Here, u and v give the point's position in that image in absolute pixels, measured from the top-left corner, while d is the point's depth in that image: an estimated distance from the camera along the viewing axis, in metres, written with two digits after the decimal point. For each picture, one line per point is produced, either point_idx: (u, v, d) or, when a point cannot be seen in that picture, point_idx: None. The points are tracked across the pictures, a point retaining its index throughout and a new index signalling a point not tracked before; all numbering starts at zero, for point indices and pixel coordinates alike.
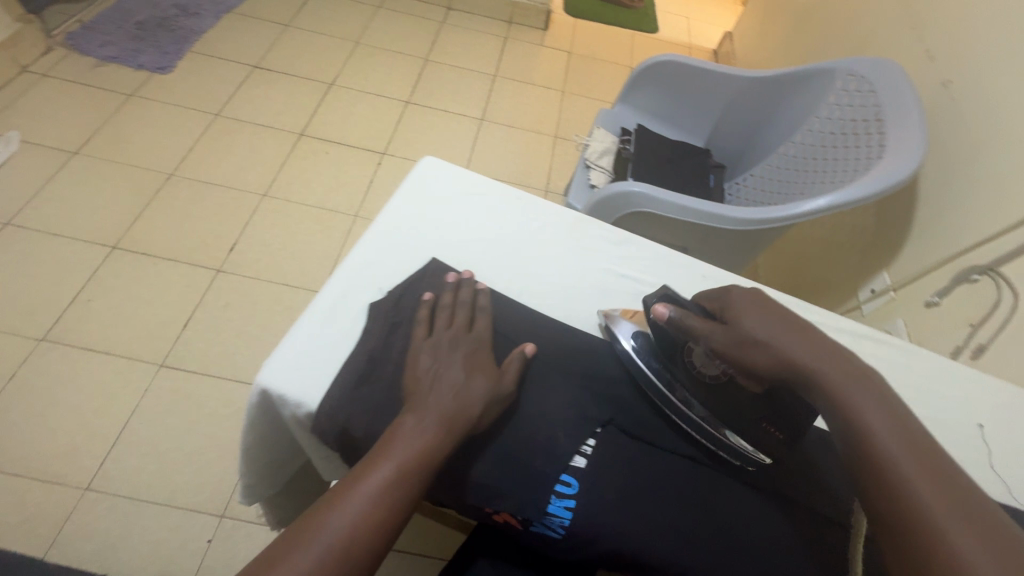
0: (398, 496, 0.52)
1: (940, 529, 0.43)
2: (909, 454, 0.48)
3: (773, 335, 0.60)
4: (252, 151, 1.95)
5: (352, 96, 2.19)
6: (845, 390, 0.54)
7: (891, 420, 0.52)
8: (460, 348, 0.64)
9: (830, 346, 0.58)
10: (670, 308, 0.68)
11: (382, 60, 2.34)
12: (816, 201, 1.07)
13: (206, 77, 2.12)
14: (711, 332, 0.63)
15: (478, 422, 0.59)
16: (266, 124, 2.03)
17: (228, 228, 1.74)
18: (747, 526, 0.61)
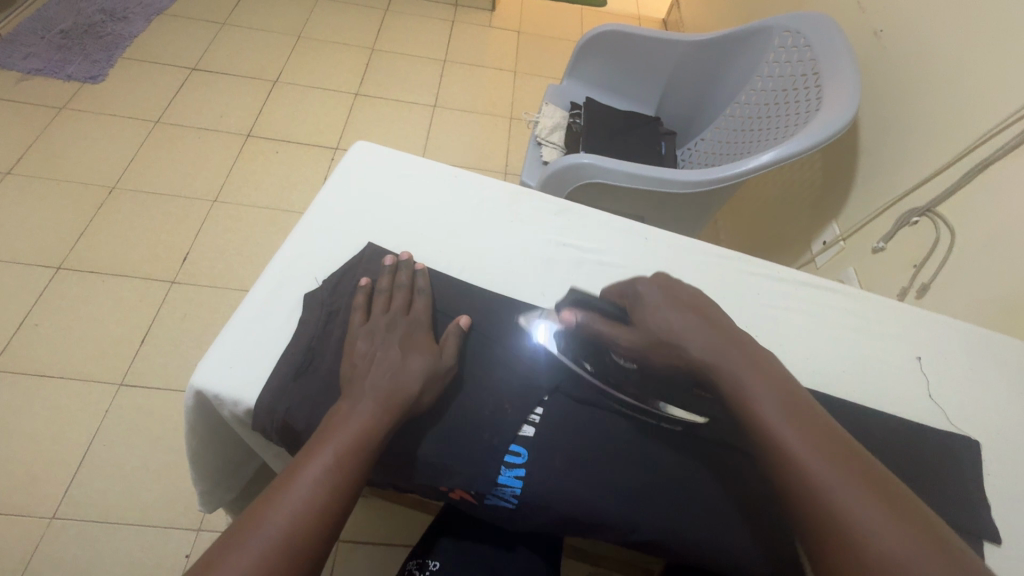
0: (339, 485, 0.51)
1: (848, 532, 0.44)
2: (817, 451, 0.48)
3: (678, 330, 0.58)
4: (198, 156, 1.88)
5: (299, 92, 2.12)
6: (747, 385, 0.53)
7: (790, 415, 0.51)
8: (396, 329, 0.63)
9: (732, 338, 0.57)
10: (579, 312, 0.64)
11: (327, 52, 2.28)
12: (761, 157, 1.07)
13: (143, 84, 2.03)
14: (622, 336, 0.60)
15: (418, 400, 0.58)
16: (210, 127, 1.96)
17: (180, 237, 1.68)
18: (697, 483, 0.62)
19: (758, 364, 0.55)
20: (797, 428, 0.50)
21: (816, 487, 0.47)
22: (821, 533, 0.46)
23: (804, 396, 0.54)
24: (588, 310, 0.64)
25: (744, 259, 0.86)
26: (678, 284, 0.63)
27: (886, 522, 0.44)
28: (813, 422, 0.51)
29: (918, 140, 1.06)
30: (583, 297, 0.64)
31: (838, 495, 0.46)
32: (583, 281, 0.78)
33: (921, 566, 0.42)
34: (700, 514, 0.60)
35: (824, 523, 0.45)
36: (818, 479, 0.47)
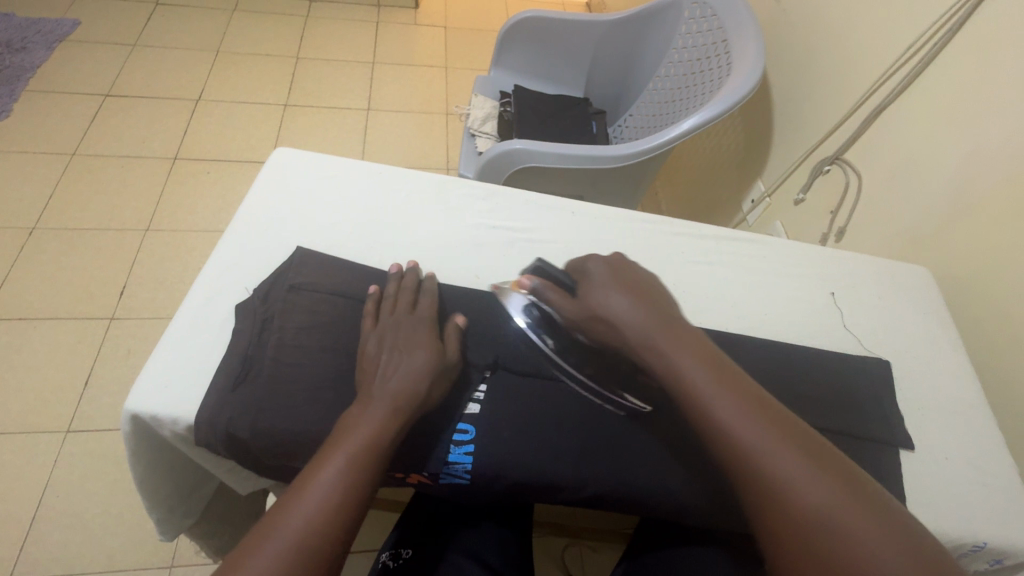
0: (360, 482, 0.50)
1: (777, 478, 0.47)
2: (751, 419, 0.50)
3: (615, 312, 0.59)
4: (124, 185, 1.79)
5: (223, 109, 2.06)
6: (678, 357, 0.54)
7: (723, 379, 0.53)
8: (402, 331, 0.63)
9: (661, 313, 0.58)
10: (535, 279, 0.66)
11: (248, 66, 2.21)
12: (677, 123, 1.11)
13: (55, 115, 1.92)
14: (568, 310, 0.62)
15: (428, 398, 0.59)
16: (134, 154, 1.88)
17: (114, 271, 1.61)
18: (631, 434, 0.66)
19: (692, 339, 0.56)
20: (731, 399, 0.52)
21: (750, 453, 0.49)
22: (756, 493, 0.48)
23: (728, 359, 0.55)
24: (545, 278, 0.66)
25: (664, 221, 0.90)
26: (621, 265, 0.63)
27: (812, 479, 0.47)
28: (744, 384, 0.53)
29: (819, 96, 1.13)
30: (542, 265, 0.66)
31: (771, 457, 0.48)
32: (514, 260, 0.81)
33: (844, 508, 0.46)
34: (647, 480, 0.63)
35: (759, 489, 0.48)
36: (753, 447, 0.49)
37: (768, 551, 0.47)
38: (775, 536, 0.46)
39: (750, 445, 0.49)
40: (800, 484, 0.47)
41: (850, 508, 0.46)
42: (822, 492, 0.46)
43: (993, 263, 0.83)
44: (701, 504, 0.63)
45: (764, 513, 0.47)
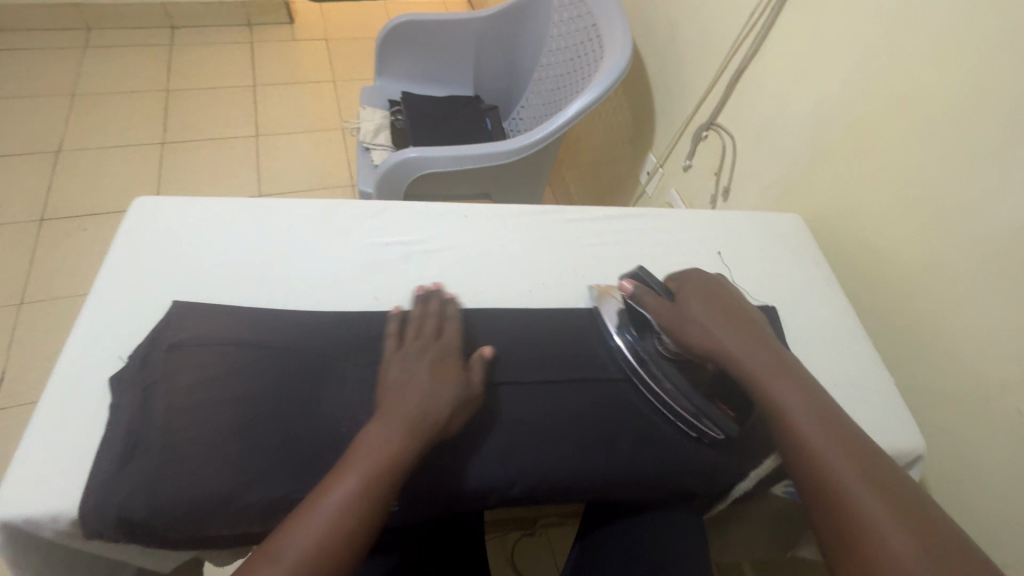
0: (404, 455, 0.51)
1: (849, 502, 0.50)
2: (833, 445, 0.53)
3: (712, 333, 0.62)
4: (272, 110, 2.08)
5: (317, 64, 2.28)
6: (771, 382, 0.58)
7: (810, 407, 0.56)
8: (427, 357, 0.59)
9: (761, 341, 0.62)
10: (632, 283, 0.68)
11: (350, 30, 2.44)
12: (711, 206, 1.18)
13: (217, 48, 2.23)
14: (662, 317, 0.64)
15: (444, 430, 0.55)
16: (253, 86, 2.14)
17: (242, 184, 1.86)
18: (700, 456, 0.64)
19: (817, 405, 0.57)
20: (813, 412, 0.56)
21: (826, 470, 0.52)
22: (832, 513, 0.51)
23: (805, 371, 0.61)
24: (647, 287, 0.68)
25: None
26: (718, 288, 0.67)
27: (882, 505, 0.49)
28: (822, 401, 0.57)
29: None
30: (642, 272, 0.69)
31: (840, 467, 0.52)
32: None
33: (913, 531, 0.48)
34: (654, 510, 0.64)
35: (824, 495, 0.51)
36: (829, 461, 0.53)
37: (832, 542, 0.50)
38: (841, 541, 0.49)
39: (829, 469, 0.52)
40: (859, 497, 0.50)
41: (924, 542, 0.47)
42: (898, 523, 0.48)
43: (942, 452, 0.78)
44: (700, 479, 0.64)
45: (829, 510, 0.51)
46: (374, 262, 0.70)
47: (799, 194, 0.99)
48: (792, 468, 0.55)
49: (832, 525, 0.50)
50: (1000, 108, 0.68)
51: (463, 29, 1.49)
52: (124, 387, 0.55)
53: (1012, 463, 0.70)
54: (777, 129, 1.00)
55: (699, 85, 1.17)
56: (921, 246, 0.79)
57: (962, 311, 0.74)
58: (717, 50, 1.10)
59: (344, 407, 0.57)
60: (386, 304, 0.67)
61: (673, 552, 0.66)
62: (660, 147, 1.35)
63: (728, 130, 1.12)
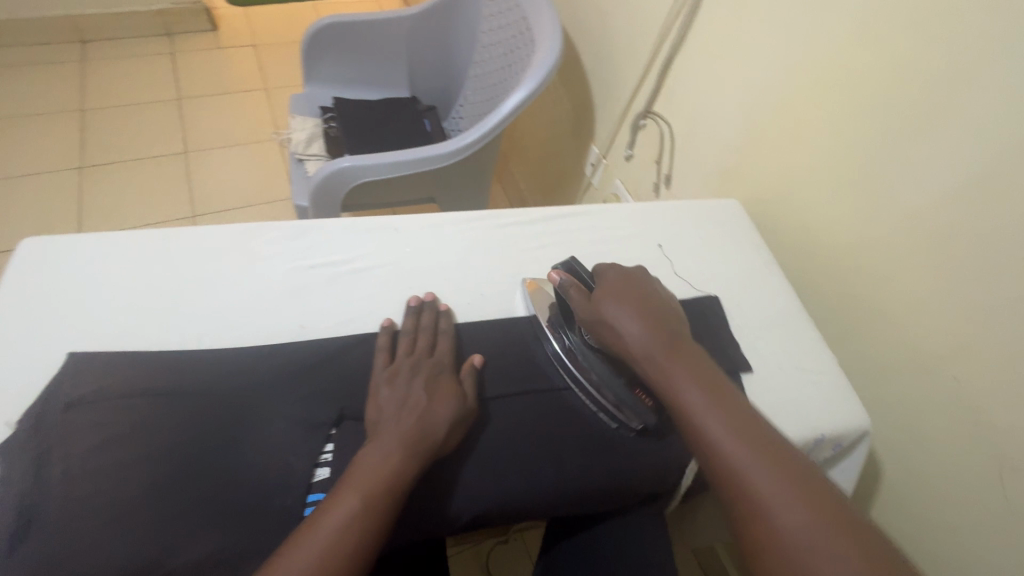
0: (405, 471, 0.51)
1: (755, 499, 0.48)
2: (739, 437, 0.52)
3: (623, 328, 0.60)
4: (199, 125, 1.97)
5: (247, 72, 2.16)
6: (678, 379, 0.57)
7: (714, 401, 0.55)
8: (420, 376, 0.58)
9: (669, 334, 0.60)
10: (563, 274, 0.67)
11: (279, 34, 2.33)
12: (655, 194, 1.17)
13: (134, 62, 2.09)
14: (582, 313, 0.63)
15: (441, 447, 0.55)
16: (177, 99, 2.02)
17: (173, 206, 1.75)
18: (630, 449, 0.63)
19: (719, 395, 0.56)
20: (717, 406, 0.54)
21: (732, 467, 0.50)
22: (742, 503, 0.49)
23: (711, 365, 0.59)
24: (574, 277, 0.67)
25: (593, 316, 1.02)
26: (636, 279, 0.65)
27: (787, 493, 0.48)
28: (727, 395, 0.56)
29: None
30: (572, 262, 0.67)
31: (746, 463, 0.50)
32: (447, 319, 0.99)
33: (817, 525, 0.46)
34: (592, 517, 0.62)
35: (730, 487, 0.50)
36: (732, 457, 0.51)
37: (745, 542, 0.48)
38: (751, 534, 0.48)
39: (731, 462, 0.51)
40: (764, 486, 0.49)
41: (829, 526, 0.46)
42: (805, 518, 0.46)
43: (889, 423, 0.80)
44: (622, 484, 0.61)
45: (738, 503, 0.49)
46: (300, 289, 0.66)
47: (736, 179, 0.99)
48: (704, 465, 0.53)
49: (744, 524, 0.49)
50: (915, 83, 0.69)
51: (390, 29, 1.44)
52: (8, 460, 0.49)
53: (952, 427, 0.72)
54: (710, 114, 1.00)
55: (633, 74, 1.16)
56: (854, 223, 0.80)
57: (896, 283, 0.76)
58: (648, 37, 1.09)
59: (271, 451, 0.53)
60: (315, 332, 0.63)
61: (643, 561, 0.66)
62: (602, 138, 1.33)
63: (665, 118, 1.11)
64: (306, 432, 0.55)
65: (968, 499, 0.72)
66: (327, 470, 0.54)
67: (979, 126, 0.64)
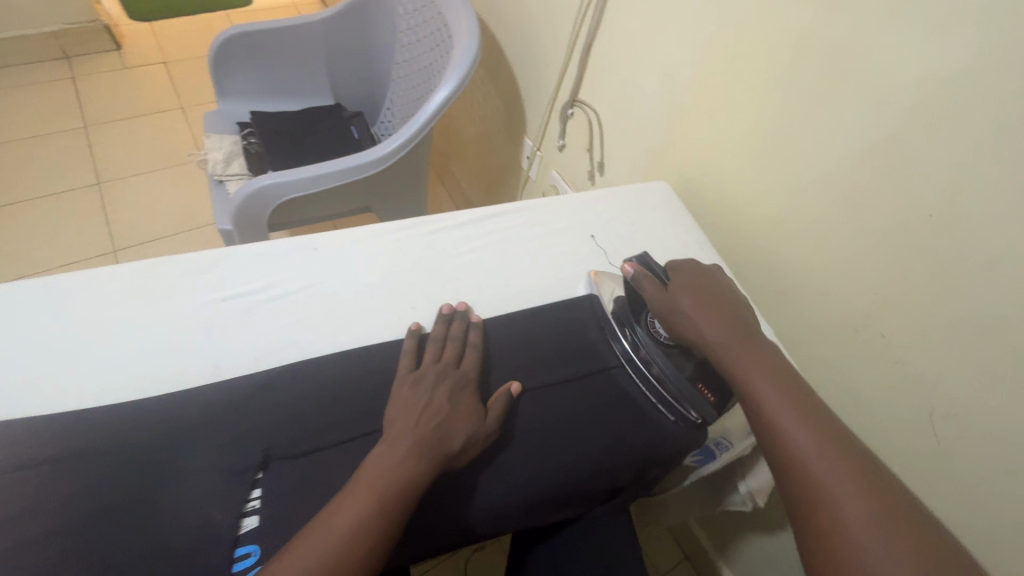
0: (418, 480, 0.50)
1: (822, 487, 0.50)
2: (806, 427, 0.54)
3: (692, 320, 0.63)
4: (114, 151, 1.84)
5: (160, 91, 2.03)
6: (747, 370, 0.59)
7: (783, 394, 0.56)
8: (444, 384, 0.58)
9: (740, 329, 0.63)
10: (637, 266, 0.70)
11: (192, 48, 2.20)
12: (591, 182, 1.17)
13: (31, 90, 1.93)
14: (655, 299, 0.66)
15: (455, 458, 0.54)
16: (85, 126, 1.88)
17: (91, 242, 1.63)
18: (676, 438, 0.64)
19: (789, 387, 0.57)
20: (786, 398, 0.56)
21: (798, 453, 0.52)
22: (804, 489, 0.51)
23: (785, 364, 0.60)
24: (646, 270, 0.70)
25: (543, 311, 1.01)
26: (714, 281, 0.68)
27: (850, 483, 0.49)
28: (797, 389, 0.58)
29: None
30: (646, 256, 0.71)
31: (815, 454, 0.52)
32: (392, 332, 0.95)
33: (884, 517, 0.47)
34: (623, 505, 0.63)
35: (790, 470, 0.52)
36: (800, 445, 0.52)
37: (804, 525, 0.50)
38: (804, 514, 0.50)
39: (795, 449, 0.53)
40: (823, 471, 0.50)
41: (886, 516, 0.47)
42: (872, 509, 0.47)
43: (831, 384, 0.82)
44: (610, 471, 0.62)
45: (795, 484, 0.51)
46: (215, 324, 0.62)
47: (665, 161, 0.99)
48: (767, 449, 0.55)
49: (807, 509, 0.50)
50: (816, 52, 0.70)
51: (304, 35, 1.37)
52: None
53: (886, 384, 0.74)
54: (633, 98, 1.00)
55: (556, 62, 1.15)
56: (778, 196, 0.81)
57: (820, 249, 0.78)
58: (566, 25, 1.08)
59: (190, 506, 0.49)
60: (230, 372, 0.59)
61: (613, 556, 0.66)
62: (534, 130, 1.32)
63: (591, 105, 1.11)
64: (228, 482, 0.51)
65: (908, 450, 0.75)
66: (254, 519, 0.50)
67: (881, 90, 0.65)
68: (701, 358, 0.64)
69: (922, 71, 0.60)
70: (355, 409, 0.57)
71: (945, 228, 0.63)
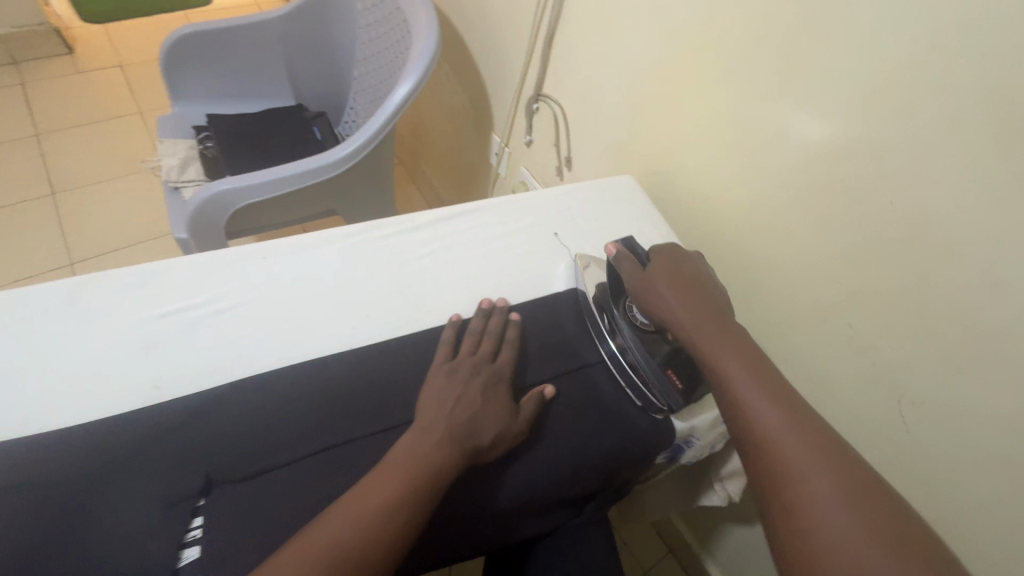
0: (446, 472, 0.51)
1: (786, 466, 0.48)
2: (773, 405, 0.52)
3: (665, 304, 0.62)
4: (67, 160, 1.76)
5: (116, 96, 1.95)
6: (715, 350, 0.58)
7: (752, 373, 0.55)
8: (479, 378, 0.59)
9: (714, 313, 0.61)
10: (620, 249, 0.70)
11: (148, 51, 2.12)
12: (559, 177, 1.15)
13: None
14: (631, 283, 0.66)
15: (483, 452, 0.55)
16: (35, 135, 1.79)
17: (46, 255, 1.56)
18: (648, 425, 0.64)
19: (758, 368, 0.56)
20: (756, 378, 0.55)
21: (761, 433, 0.51)
22: (769, 467, 0.49)
23: (756, 347, 0.59)
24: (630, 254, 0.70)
25: None
26: (690, 264, 0.67)
27: (814, 462, 0.48)
28: (765, 369, 0.56)
29: None
30: (630, 241, 0.71)
31: (780, 432, 0.50)
32: None
33: (848, 496, 0.46)
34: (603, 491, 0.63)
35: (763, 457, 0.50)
36: (767, 424, 0.51)
37: (769, 505, 0.49)
38: (778, 501, 0.48)
39: (768, 434, 0.51)
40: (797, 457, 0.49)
41: (850, 495, 0.46)
42: (836, 488, 0.46)
43: (800, 375, 0.82)
44: (583, 464, 0.60)
45: (768, 471, 0.49)
46: (154, 340, 0.58)
47: (630, 154, 0.97)
48: (733, 429, 0.54)
49: (771, 487, 0.49)
50: (772, 40, 0.68)
51: (260, 33, 1.32)
52: None
53: (853, 373, 0.74)
54: (596, 90, 0.98)
55: (519, 57, 1.12)
56: (742, 187, 0.80)
57: (785, 240, 0.77)
58: (527, 17, 1.06)
59: (122, 538, 0.45)
60: (170, 392, 0.56)
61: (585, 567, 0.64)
62: (501, 126, 1.30)
63: (556, 99, 1.08)
64: (164, 512, 0.47)
65: (878, 438, 0.74)
66: (195, 550, 0.46)
67: (836, 76, 0.64)
68: (675, 342, 0.63)
69: (876, 56, 0.59)
70: (304, 426, 0.54)
71: (904, 215, 0.62)
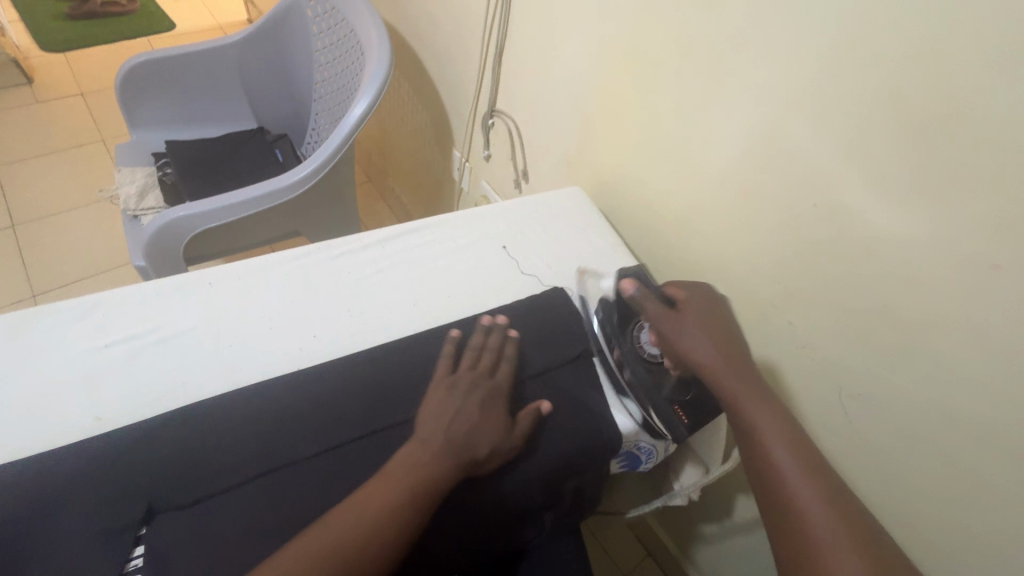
0: (439, 482, 0.53)
1: (817, 541, 0.50)
2: (805, 476, 0.54)
3: (691, 349, 0.62)
4: (27, 192, 1.74)
5: (77, 125, 1.94)
6: (747, 410, 0.59)
7: (786, 438, 0.57)
8: (477, 393, 0.60)
9: (745, 366, 0.62)
10: (634, 285, 0.69)
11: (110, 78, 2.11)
12: (516, 190, 1.17)
13: None
14: (653, 322, 0.65)
15: (478, 464, 0.57)
16: None
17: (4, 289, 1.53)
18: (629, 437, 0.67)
19: (791, 433, 0.57)
20: (791, 444, 0.56)
21: (794, 503, 0.53)
22: (797, 538, 0.51)
23: (788, 411, 0.60)
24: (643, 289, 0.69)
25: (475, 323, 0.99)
26: (716, 308, 0.67)
27: (844, 540, 0.50)
28: (797, 434, 0.57)
29: None
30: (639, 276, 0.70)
31: (811, 506, 0.52)
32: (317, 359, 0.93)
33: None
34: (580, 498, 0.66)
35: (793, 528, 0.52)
36: (799, 495, 0.53)
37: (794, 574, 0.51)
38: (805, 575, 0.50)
39: (794, 497, 0.53)
40: (826, 533, 0.50)
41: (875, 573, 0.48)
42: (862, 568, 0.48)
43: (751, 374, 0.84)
44: (564, 473, 0.63)
45: (797, 543, 0.51)
46: (97, 368, 0.59)
47: (581, 165, 1.00)
48: (762, 490, 0.55)
49: (799, 558, 0.51)
50: (699, 54, 0.72)
51: (218, 59, 1.34)
52: None
53: (797, 369, 0.77)
54: (546, 105, 1.01)
55: (473, 73, 1.15)
56: (685, 194, 0.83)
57: (727, 243, 0.79)
58: (477, 36, 1.08)
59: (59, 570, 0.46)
60: (113, 422, 0.56)
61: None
62: (460, 141, 1.32)
63: (509, 114, 1.11)
64: (103, 543, 0.47)
65: (825, 430, 0.77)
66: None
67: (757, 85, 0.67)
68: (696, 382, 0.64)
69: (791, 68, 0.62)
70: (248, 450, 0.55)
71: (828, 215, 0.65)
